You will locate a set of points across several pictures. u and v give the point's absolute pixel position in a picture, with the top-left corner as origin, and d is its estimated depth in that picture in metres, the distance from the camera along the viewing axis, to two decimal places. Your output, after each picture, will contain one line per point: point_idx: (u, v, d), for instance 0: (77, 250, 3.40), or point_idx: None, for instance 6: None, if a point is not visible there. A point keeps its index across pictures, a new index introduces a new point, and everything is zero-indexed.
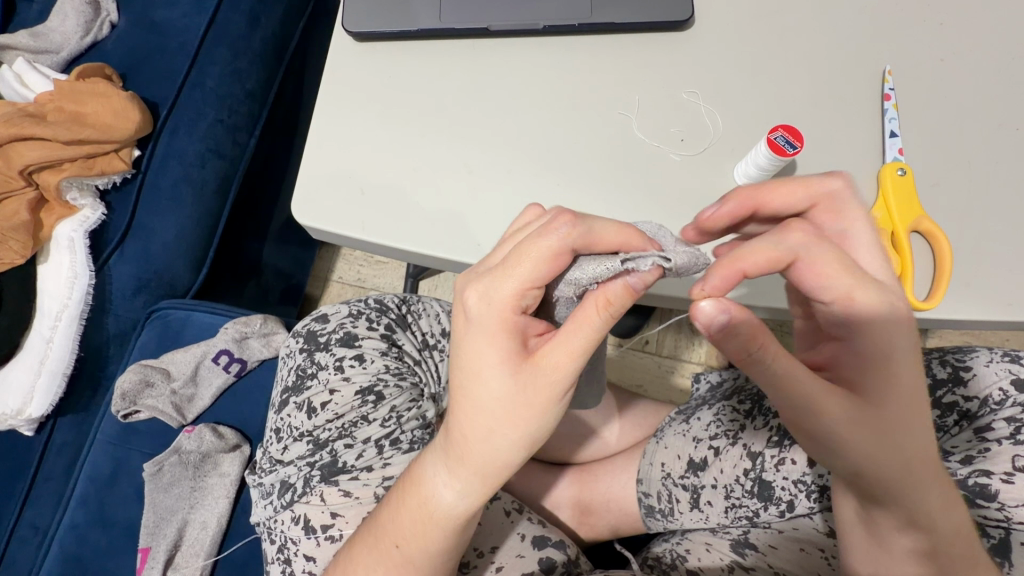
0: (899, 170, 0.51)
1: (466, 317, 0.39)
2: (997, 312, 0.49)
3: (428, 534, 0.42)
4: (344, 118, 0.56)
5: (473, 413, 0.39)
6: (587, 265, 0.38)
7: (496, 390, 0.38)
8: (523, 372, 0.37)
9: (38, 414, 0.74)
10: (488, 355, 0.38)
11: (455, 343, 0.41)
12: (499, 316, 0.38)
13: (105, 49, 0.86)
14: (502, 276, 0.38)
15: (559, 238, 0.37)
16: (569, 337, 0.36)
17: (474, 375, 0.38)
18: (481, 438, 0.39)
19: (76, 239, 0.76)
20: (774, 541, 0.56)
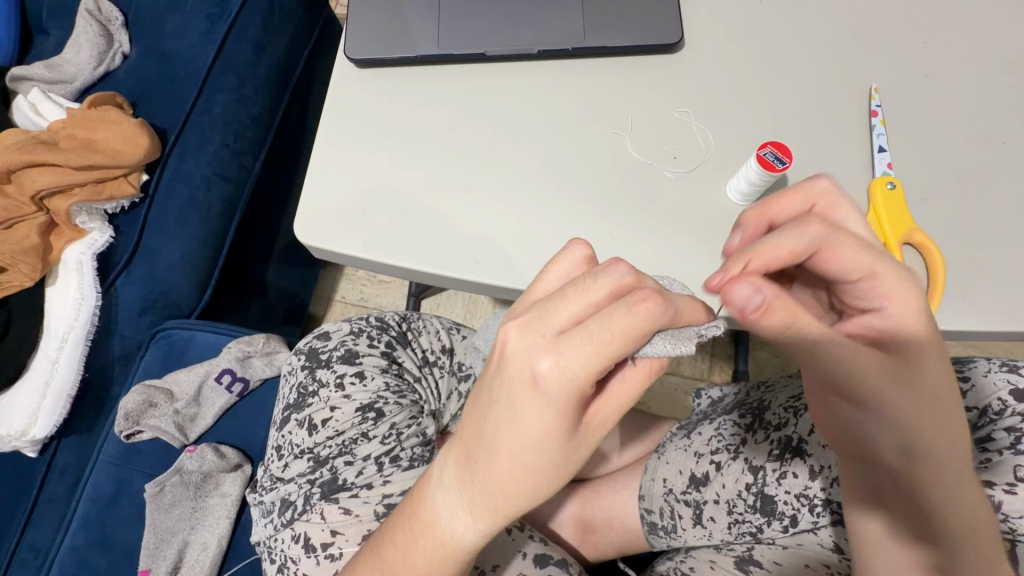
0: (888, 183, 0.52)
1: (537, 388, 0.31)
2: (988, 324, 0.49)
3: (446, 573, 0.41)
4: (345, 140, 0.58)
5: (517, 476, 0.33)
6: (663, 342, 0.33)
7: (546, 458, 0.33)
8: (581, 442, 0.33)
9: (41, 436, 0.75)
10: (550, 430, 0.32)
11: (505, 412, 0.32)
12: (580, 395, 0.31)
13: (117, 78, 0.89)
14: (596, 353, 0.29)
15: (660, 313, 0.31)
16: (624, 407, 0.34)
17: (529, 446, 0.32)
18: (515, 497, 0.35)
19: (83, 261, 0.77)
20: (779, 556, 0.55)
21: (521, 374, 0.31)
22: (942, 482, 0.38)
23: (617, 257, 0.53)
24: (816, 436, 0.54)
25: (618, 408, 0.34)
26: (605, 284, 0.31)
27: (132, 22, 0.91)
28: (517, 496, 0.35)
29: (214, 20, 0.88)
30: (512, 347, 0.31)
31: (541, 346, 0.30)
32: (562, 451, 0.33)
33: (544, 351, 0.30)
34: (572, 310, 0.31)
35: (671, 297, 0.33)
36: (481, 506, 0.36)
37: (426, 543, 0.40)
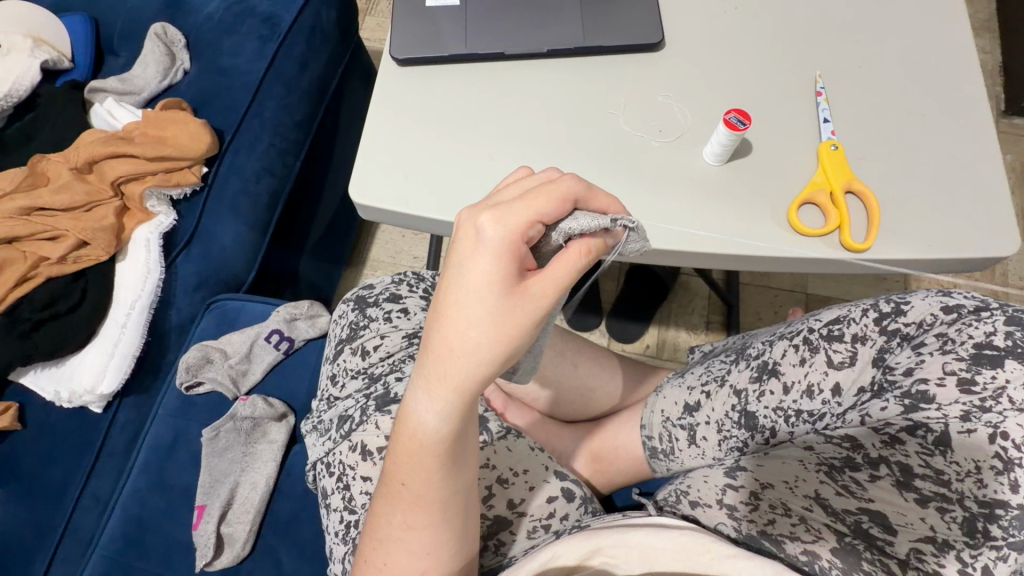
0: (832, 145, 0.64)
1: (477, 239, 0.43)
2: (920, 252, 0.60)
3: (425, 460, 0.48)
4: (391, 122, 0.70)
5: (463, 328, 0.42)
6: (584, 218, 0.46)
7: (485, 307, 0.42)
8: (515, 297, 0.42)
9: (108, 392, 0.84)
10: (488, 276, 0.42)
11: (457, 265, 0.43)
12: (510, 242, 0.42)
13: (180, 90, 1.03)
14: (519, 207, 0.43)
15: (568, 186, 0.44)
16: (555, 272, 0.43)
17: (472, 293, 0.42)
18: (463, 353, 0.43)
19: (151, 240, 0.89)
20: (761, 460, 0.63)
21: (469, 232, 0.43)
22: None
23: None
24: (788, 358, 0.63)
25: (551, 274, 0.43)
26: (537, 178, 0.47)
27: (193, 44, 1.06)
28: (466, 355, 0.43)
29: (265, 40, 1.02)
30: (461, 218, 0.44)
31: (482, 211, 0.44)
32: (498, 300, 0.42)
33: (483, 213, 0.43)
34: (512, 193, 0.46)
35: (583, 184, 0.46)
36: (437, 370, 0.44)
37: (404, 427, 0.48)
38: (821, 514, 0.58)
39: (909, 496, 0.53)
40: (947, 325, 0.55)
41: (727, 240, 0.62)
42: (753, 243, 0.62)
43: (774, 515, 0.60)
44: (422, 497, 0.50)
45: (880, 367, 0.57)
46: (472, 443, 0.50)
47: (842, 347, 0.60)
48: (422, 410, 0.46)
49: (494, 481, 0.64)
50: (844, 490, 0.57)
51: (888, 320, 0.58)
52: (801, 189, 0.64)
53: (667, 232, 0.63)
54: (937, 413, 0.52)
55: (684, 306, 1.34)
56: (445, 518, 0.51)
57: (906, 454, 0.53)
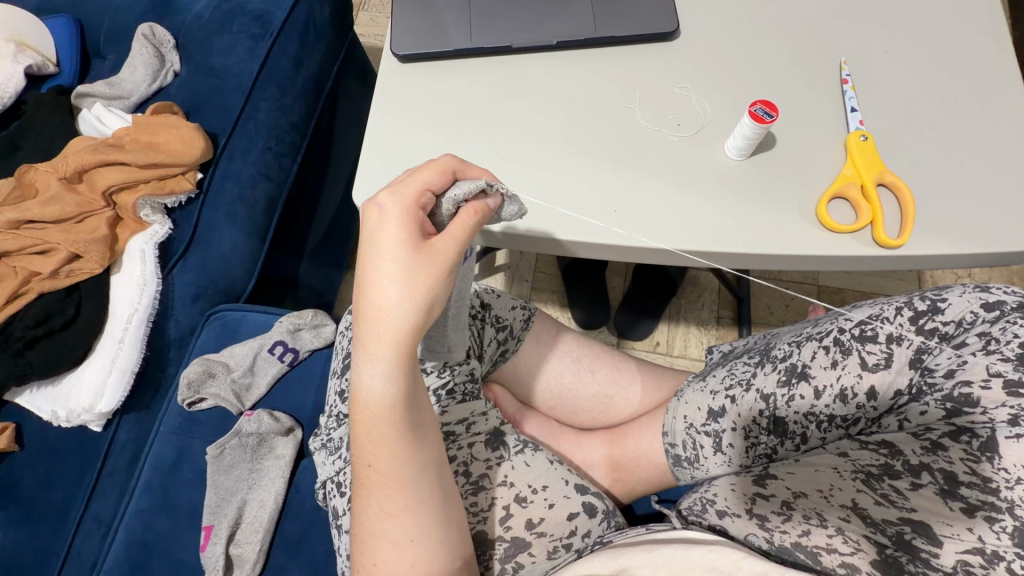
0: (862, 136, 0.61)
1: (378, 212, 0.46)
2: (958, 247, 0.57)
3: (383, 430, 0.47)
4: (394, 122, 0.67)
5: (379, 288, 0.44)
6: (464, 183, 0.49)
7: (395, 263, 0.44)
8: (422, 251, 0.44)
9: (107, 410, 0.81)
10: (393, 238, 0.45)
11: (365, 242, 0.46)
12: (407, 207, 0.46)
13: (171, 93, 1.00)
14: (410, 179, 0.47)
15: (447, 160, 0.49)
16: (454, 226, 0.46)
17: (381, 255, 0.44)
18: (384, 312, 0.44)
19: (146, 251, 0.86)
20: (792, 467, 0.61)
21: (370, 211, 0.46)
22: None
23: (635, 208, 0.61)
24: (817, 361, 0.60)
25: (450, 228, 0.46)
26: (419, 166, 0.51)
27: (183, 44, 1.02)
28: (387, 313, 0.44)
29: (257, 39, 0.98)
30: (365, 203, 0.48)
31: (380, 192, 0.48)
32: (406, 255, 0.44)
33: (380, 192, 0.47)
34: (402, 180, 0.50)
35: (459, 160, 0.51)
36: (368, 333, 0.45)
37: (355, 403, 0.47)
38: (859, 525, 0.55)
39: (955, 506, 0.49)
40: (989, 324, 0.52)
41: (750, 239, 0.59)
42: (779, 241, 0.59)
43: (808, 526, 0.56)
44: (392, 476, 0.48)
45: (919, 369, 0.55)
46: (424, 410, 0.49)
47: (877, 348, 0.57)
48: (366, 377, 0.46)
49: (512, 501, 0.61)
50: (883, 499, 0.54)
51: (925, 319, 0.56)
52: (830, 182, 0.61)
53: (689, 232, 0.60)
54: (983, 417, 0.49)
55: (693, 301, 1.31)
56: (421, 498, 0.48)
57: (949, 460, 0.50)
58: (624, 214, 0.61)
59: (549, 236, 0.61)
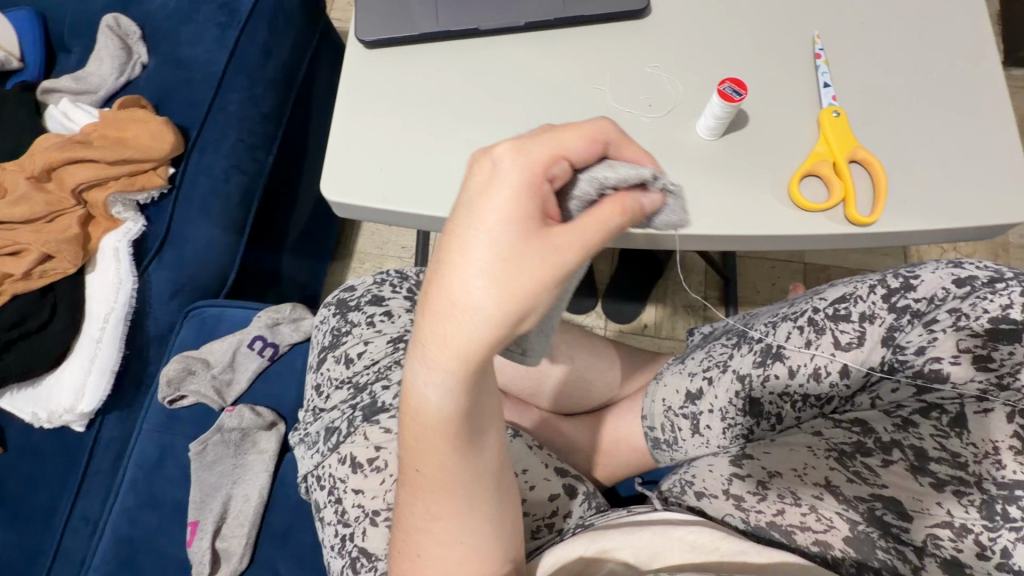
0: (834, 112, 0.60)
1: (490, 172, 0.35)
2: (930, 222, 0.57)
3: (439, 442, 0.42)
4: (360, 110, 0.65)
5: (467, 278, 0.34)
6: (621, 166, 0.39)
7: (499, 254, 0.33)
8: (534, 242, 0.34)
9: (88, 411, 0.80)
10: (496, 216, 0.34)
11: (460, 207, 0.36)
12: (528, 176, 0.35)
13: (139, 86, 0.97)
14: (541, 142, 0.36)
15: (599, 128, 0.39)
16: (585, 223, 0.35)
17: (483, 235, 0.34)
18: (466, 311, 0.34)
19: (120, 248, 0.85)
20: (768, 447, 0.61)
21: (478, 168, 0.36)
22: None
23: None
24: (792, 341, 0.60)
25: (579, 221, 0.35)
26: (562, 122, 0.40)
27: (149, 35, 0.99)
28: (472, 318, 0.34)
29: (225, 28, 0.96)
30: (474, 153, 0.37)
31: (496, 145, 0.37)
32: (510, 244, 0.34)
33: (498, 144, 0.36)
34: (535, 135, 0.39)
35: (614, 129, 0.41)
36: (438, 330, 0.35)
37: (409, 404, 0.41)
38: (833, 502, 0.55)
39: (925, 481, 0.50)
40: (959, 300, 0.51)
41: (723, 220, 0.59)
42: (751, 222, 0.58)
43: (784, 505, 0.57)
44: (442, 481, 0.45)
45: (890, 346, 0.54)
46: (488, 425, 0.43)
47: (850, 327, 0.56)
48: (423, 383, 0.38)
49: None
50: (855, 476, 0.54)
51: (897, 297, 0.55)
52: (803, 160, 0.60)
53: None
54: (952, 393, 0.50)
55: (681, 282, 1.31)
56: (467, 502, 0.46)
57: (920, 437, 0.51)
58: None
59: None
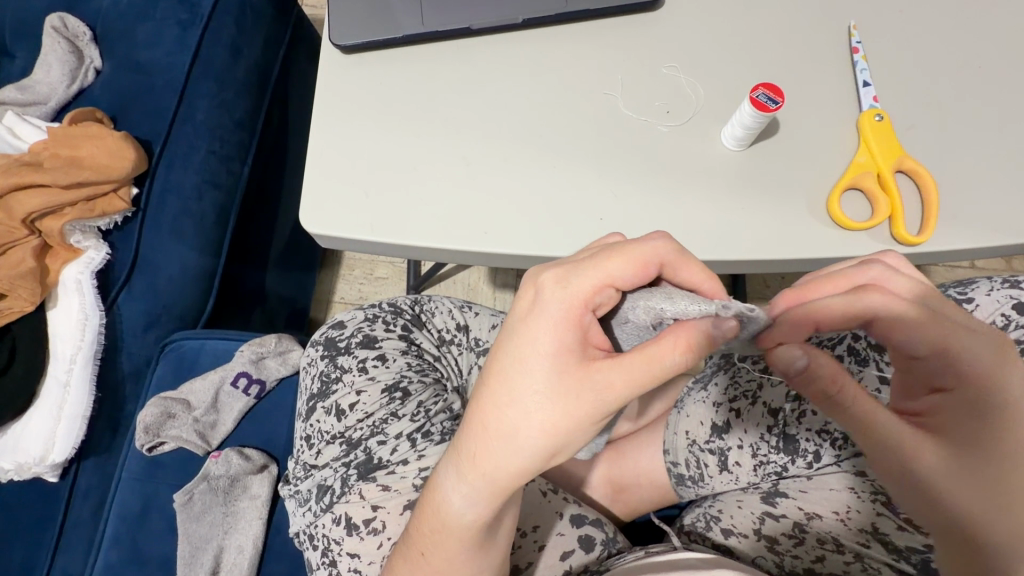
0: (876, 116, 0.53)
1: (535, 300, 0.40)
2: (985, 239, 0.51)
3: (449, 540, 0.43)
4: (341, 125, 0.57)
5: (507, 402, 0.38)
6: (681, 300, 0.39)
7: (541, 379, 0.38)
8: (571, 376, 0.38)
9: (61, 459, 0.74)
10: (542, 347, 0.38)
11: (512, 324, 0.41)
12: (569, 308, 0.39)
13: (93, 95, 0.88)
14: (585, 270, 0.39)
15: (653, 250, 0.39)
16: (629, 361, 0.37)
17: (526, 361, 0.38)
18: (505, 429, 0.38)
19: (83, 280, 0.77)
20: (804, 486, 0.56)
21: (528, 293, 0.40)
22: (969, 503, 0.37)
23: (625, 215, 0.54)
24: None
25: (621, 362, 0.37)
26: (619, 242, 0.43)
27: (101, 36, 0.89)
28: (512, 437, 0.38)
29: (186, 26, 0.86)
30: (527, 274, 0.42)
31: (545, 270, 0.41)
32: (553, 377, 0.38)
33: (547, 271, 0.41)
34: (588, 251, 0.43)
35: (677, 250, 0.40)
36: (479, 439, 0.39)
37: (439, 494, 0.43)
38: (880, 551, 0.51)
39: None
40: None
41: (759, 242, 0.52)
42: (790, 244, 0.52)
43: (823, 551, 0.53)
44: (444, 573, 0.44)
45: None
46: (502, 530, 0.44)
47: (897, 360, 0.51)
48: (452, 482, 0.42)
49: None
50: (906, 524, 0.50)
51: None
52: (843, 172, 0.54)
53: (687, 239, 0.52)
54: None
55: None
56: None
57: None
58: (611, 223, 0.54)
59: (530, 253, 0.53)
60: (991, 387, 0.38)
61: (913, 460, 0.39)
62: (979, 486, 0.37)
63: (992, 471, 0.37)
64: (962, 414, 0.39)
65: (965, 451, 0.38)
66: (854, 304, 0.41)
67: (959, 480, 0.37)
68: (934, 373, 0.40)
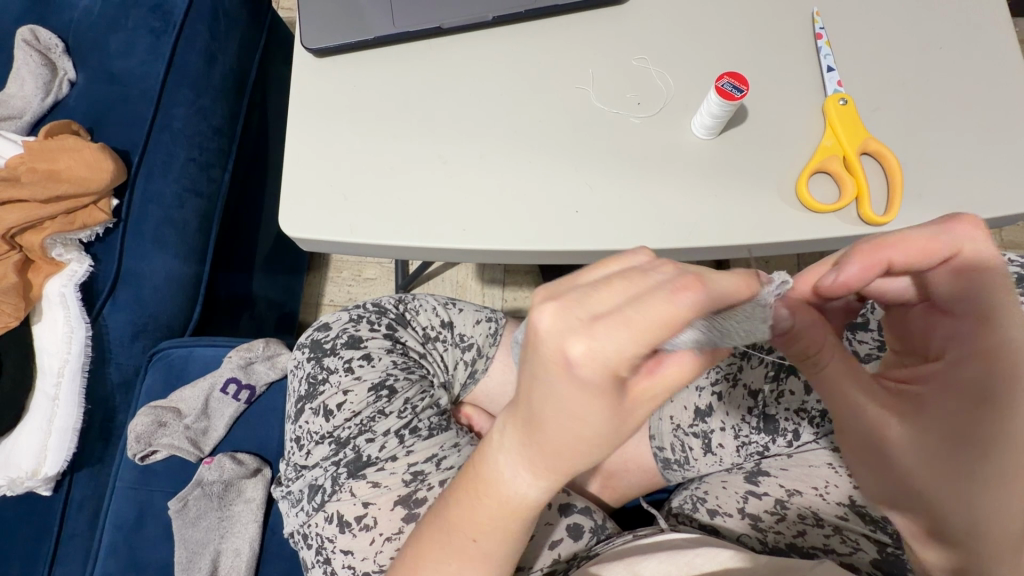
0: (841, 100, 0.55)
1: (569, 371, 0.30)
2: (950, 216, 0.52)
3: (508, 526, 0.42)
4: (316, 129, 0.58)
5: (569, 445, 0.35)
6: (734, 331, 0.35)
7: (600, 430, 0.34)
8: (631, 414, 0.34)
9: (54, 472, 0.74)
10: (594, 410, 0.32)
11: (543, 391, 0.33)
12: (615, 374, 0.31)
13: (68, 107, 0.87)
14: (627, 336, 0.29)
15: (694, 304, 0.30)
16: (678, 381, 0.34)
17: (582, 422, 0.33)
18: (570, 460, 0.36)
19: (67, 294, 0.77)
20: (785, 464, 0.58)
21: (555, 362, 0.30)
22: (933, 480, 0.37)
23: (600, 205, 0.55)
24: None
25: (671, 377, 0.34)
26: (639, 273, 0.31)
27: (74, 47, 0.89)
28: (579, 460, 0.36)
29: (158, 34, 0.85)
30: (543, 332, 0.30)
31: (570, 329, 0.30)
32: (611, 423, 0.34)
33: (574, 332, 0.30)
34: (608, 286, 0.30)
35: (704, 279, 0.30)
36: (543, 464, 0.37)
37: (485, 503, 0.42)
38: (858, 523, 0.52)
39: None
40: None
41: (734, 227, 0.53)
42: (760, 229, 0.53)
43: (805, 526, 0.54)
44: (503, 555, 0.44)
45: None
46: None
47: (868, 337, 0.53)
48: (514, 491, 0.40)
49: None
50: None
51: None
52: (810, 157, 0.55)
53: (662, 228, 0.54)
54: None
55: None
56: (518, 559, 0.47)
57: None
58: (587, 215, 0.55)
59: (508, 247, 0.54)
60: (979, 361, 0.37)
61: (885, 436, 0.39)
62: (954, 467, 0.36)
63: (971, 461, 0.36)
64: (944, 391, 0.38)
65: (948, 448, 0.37)
66: (876, 257, 0.38)
67: (928, 457, 0.37)
68: (950, 342, 0.39)
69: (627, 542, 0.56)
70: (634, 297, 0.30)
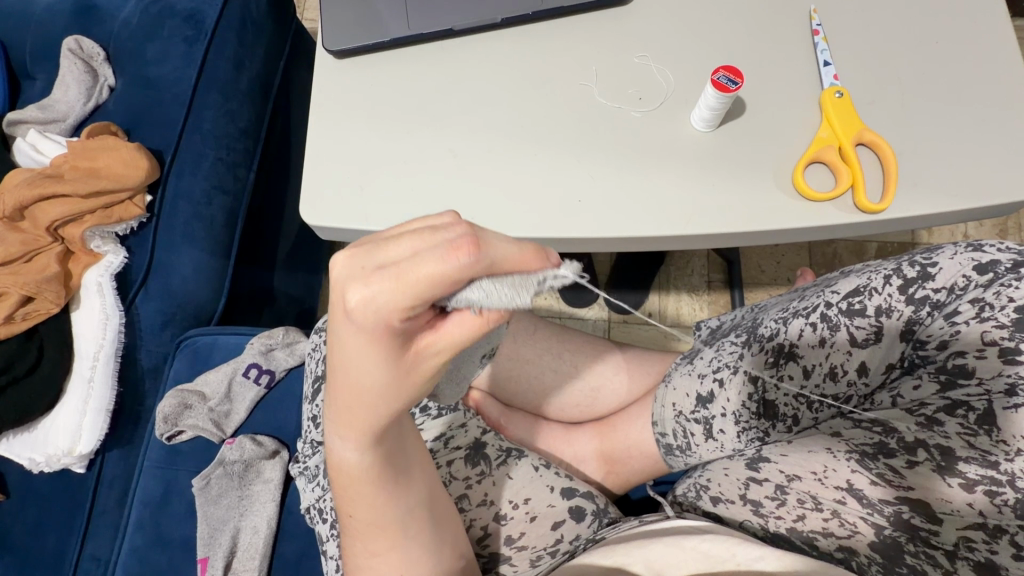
0: (837, 93, 0.56)
1: (347, 318, 0.33)
2: (944, 204, 0.54)
3: (365, 490, 0.45)
4: (335, 126, 0.61)
5: (356, 395, 0.37)
6: (499, 288, 0.33)
7: (378, 379, 0.35)
8: (409, 367, 0.35)
9: (87, 450, 0.79)
10: (367, 359, 0.34)
11: (333, 335, 0.35)
12: (385, 325, 0.32)
13: (108, 111, 0.94)
14: (394, 287, 0.31)
15: (457, 258, 0.31)
16: (456, 342, 0.35)
17: (358, 369, 0.35)
18: (364, 411, 0.38)
19: (103, 283, 0.83)
20: (785, 450, 0.57)
21: (339, 302, 0.33)
22: None
23: (600, 195, 0.57)
24: (806, 338, 0.56)
25: (446, 340, 0.35)
26: (434, 225, 0.33)
27: (114, 55, 0.95)
28: (373, 412, 0.38)
29: (191, 42, 0.91)
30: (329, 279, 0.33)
31: (351, 277, 0.32)
32: (389, 375, 0.35)
33: (353, 280, 0.32)
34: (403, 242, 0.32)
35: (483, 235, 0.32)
36: (345, 421, 0.39)
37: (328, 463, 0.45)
38: (855, 506, 0.52)
39: (953, 482, 0.47)
40: (991, 287, 0.48)
41: (730, 215, 0.55)
42: (754, 218, 0.55)
43: (804, 510, 0.54)
44: (375, 522, 0.47)
45: (910, 341, 0.52)
46: (412, 462, 0.47)
47: (864, 322, 0.53)
48: (340, 454, 0.42)
49: (491, 520, 0.60)
50: (879, 478, 0.51)
51: (915, 287, 0.52)
52: (806, 147, 0.57)
53: (660, 217, 0.56)
54: (978, 389, 0.47)
55: (683, 268, 1.16)
56: (412, 538, 0.48)
57: (946, 436, 0.48)
58: (589, 205, 0.57)
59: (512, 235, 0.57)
60: None
61: None
62: None
63: None
64: None
65: None
66: None
67: None
68: None
69: (632, 525, 0.57)
70: (412, 254, 0.31)
